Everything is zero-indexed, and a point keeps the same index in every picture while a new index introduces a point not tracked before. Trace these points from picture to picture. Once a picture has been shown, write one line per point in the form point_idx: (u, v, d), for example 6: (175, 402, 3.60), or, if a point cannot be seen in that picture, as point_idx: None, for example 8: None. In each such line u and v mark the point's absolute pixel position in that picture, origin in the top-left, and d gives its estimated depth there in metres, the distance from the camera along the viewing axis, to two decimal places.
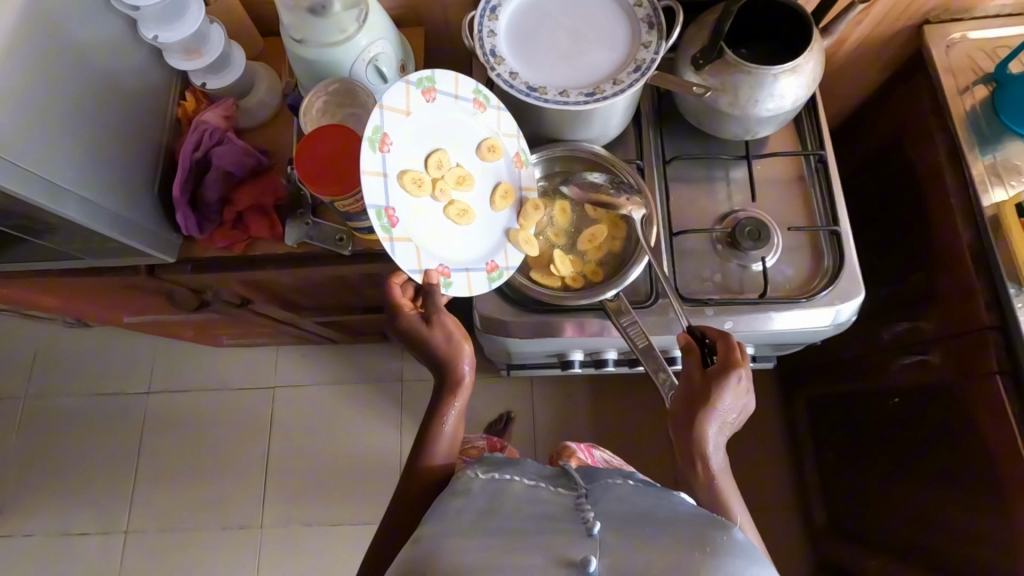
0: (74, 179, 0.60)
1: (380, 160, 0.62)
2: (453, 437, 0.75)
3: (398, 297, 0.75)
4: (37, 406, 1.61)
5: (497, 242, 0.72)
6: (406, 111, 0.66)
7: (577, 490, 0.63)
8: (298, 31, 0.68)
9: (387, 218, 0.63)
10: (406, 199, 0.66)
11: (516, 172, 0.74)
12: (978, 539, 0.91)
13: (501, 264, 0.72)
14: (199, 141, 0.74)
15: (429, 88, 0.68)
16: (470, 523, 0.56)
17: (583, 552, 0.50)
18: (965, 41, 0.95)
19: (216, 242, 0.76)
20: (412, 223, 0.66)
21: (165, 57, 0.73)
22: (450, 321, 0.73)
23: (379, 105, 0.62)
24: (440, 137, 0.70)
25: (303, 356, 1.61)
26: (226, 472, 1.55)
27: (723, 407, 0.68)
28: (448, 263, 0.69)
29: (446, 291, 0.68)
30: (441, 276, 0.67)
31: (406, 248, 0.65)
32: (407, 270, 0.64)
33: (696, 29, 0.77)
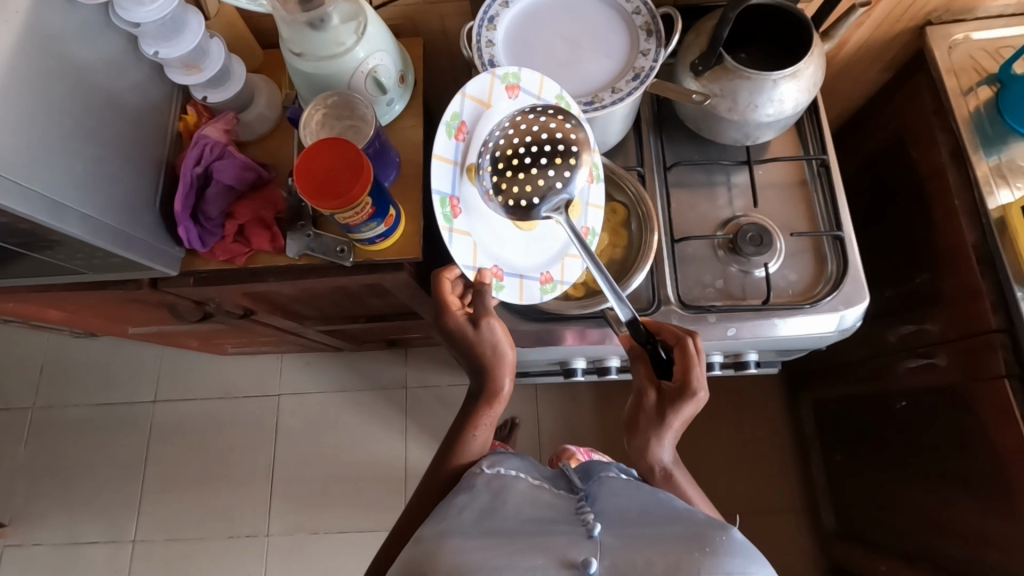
0: (76, 194, 0.60)
1: (453, 147, 0.66)
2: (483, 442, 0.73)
3: (447, 294, 0.69)
4: (45, 417, 1.62)
5: (557, 254, 0.73)
6: (487, 103, 0.67)
7: (576, 492, 0.63)
8: (298, 44, 0.69)
9: (450, 207, 0.67)
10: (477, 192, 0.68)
11: (587, 187, 0.74)
12: (990, 544, 0.89)
13: (556, 277, 0.72)
14: (200, 156, 0.74)
15: (514, 84, 0.68)
16: (473, 522, 0.57)
17: (584, 553, 0.51)
18: (968, 41, 0.94)
19: (218, 255, 0.76)
20: (479, 217, 0.69)
21: (165, 72, 0.74)
22: (499, 329, 0.68)
23: (459, 94, 0.65)
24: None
25: (307, 362, 1.62)
26: (230, 477, 1.56)
27: (677, 416, 0.66)
28: (503, 265, 0.70)
29: (497, 294, 0.69)
30: (493, 276, 0.69)
31: (463, 241, 0.68)
32: (460, 264, 0.67)
33: (695, 35, 0.76)
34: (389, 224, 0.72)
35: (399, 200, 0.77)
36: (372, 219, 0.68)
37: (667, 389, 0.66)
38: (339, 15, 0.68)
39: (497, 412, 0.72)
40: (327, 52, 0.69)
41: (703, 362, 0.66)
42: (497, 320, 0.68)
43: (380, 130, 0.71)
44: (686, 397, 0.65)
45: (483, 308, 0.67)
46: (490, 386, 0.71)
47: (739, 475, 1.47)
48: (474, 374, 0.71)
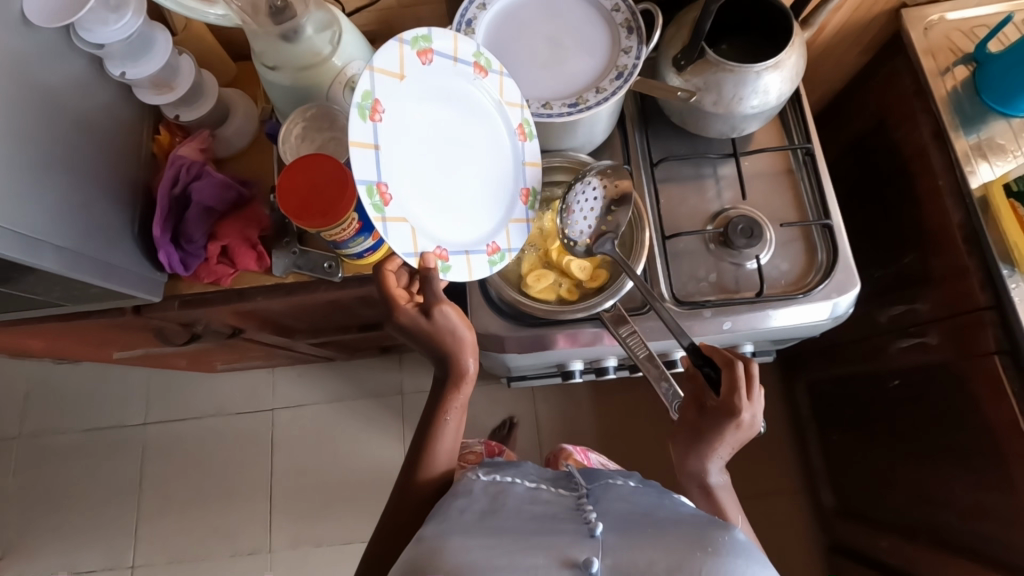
0: (47, 226, 0.58)
1: (370, 130, 0.60)
2: (454, 437, 0.73)
3: (393, 288, 0.67)
4: (33, 447, 1.58)
5: (499, 223, 0.70)
6: (401, 75, 0.63)
7: (577, 492, 0.62)
8: (270, 57, 0.66)
9: (379, 196, 0.60)
10: (399, 174, 0.63)
11: (519, 145, 0.71)
12: (987, 516, 0.91)
13: (503, 246, 0.69)
14: (176, 176, 0.71)
15: (425, 49, 0.64)
16: (472, 522, 0.56)
17: (586, 552, 0.51)
18: (943, 22, 0.94)
19: (202, 277, 0.74)
20: (410, 198, 0.64)
21: (135, 92, 0.71)
22: (452, 312, 0.66)
23: (369, 68, 0.59)
24: (443, 112, 0.67)
25: (299, 374, 1.60)
26: (224, 489, 1.54)
27: (722, 443, 0.69)
28: (446, 245, 0.65)
29: (446, 276, 0.64)
30: (438, 259, 0.64)
31: (399, 229, 0.61)
32: (401, 253, 0.61)
33: (676, 29, 0.76)
34: (377, 239, 0.70)
35: None
36: (359, 234, 0.67)
37: (710, 410, 0.68)
38: (313, 26, 0.66)
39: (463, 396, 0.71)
40: (303, 62, 0.67)
41: (755, 391, 0.66)
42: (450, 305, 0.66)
43: None
44: (729, 427, 0.67)
45: (436, 297, 0.65)
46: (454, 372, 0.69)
47: (737, 460, 1.48)
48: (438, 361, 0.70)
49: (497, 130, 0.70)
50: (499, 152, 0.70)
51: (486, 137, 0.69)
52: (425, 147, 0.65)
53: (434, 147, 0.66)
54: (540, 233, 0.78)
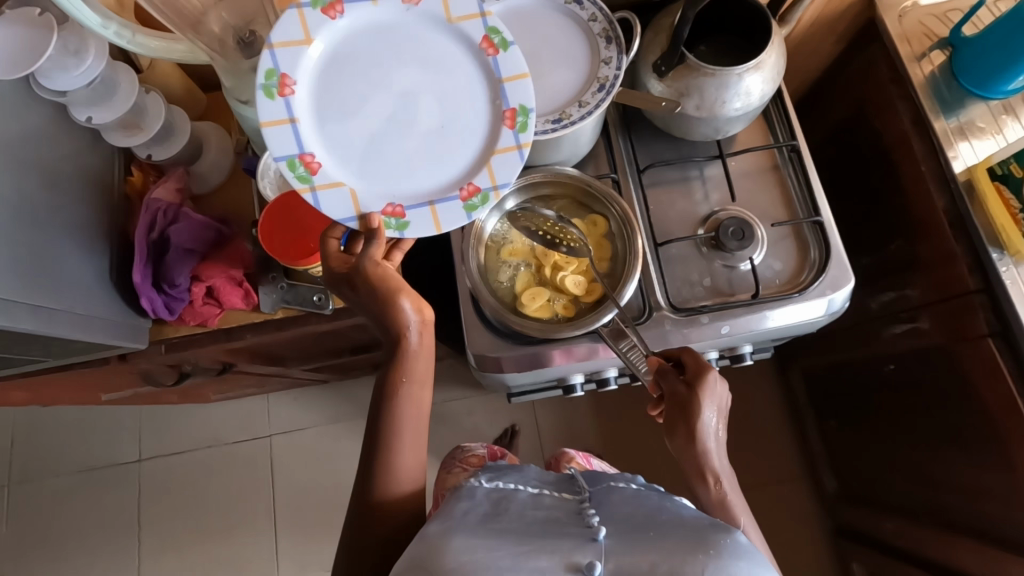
0: (21, 287, 0.55)
1: (282, 106, 0.55)
2: (416, 427, 0.66)
3: (331, 251, 0.62)
4: (24, 492, 1.54)
5: (475, 157, 0.57)
6: (309, 39, 0.56)
7: (580, 495, 0.61)
8: (241, 91, 0.64)
9: (303, 166, 0.55)
10: (333, 139, 0.56)
11: (488, 63, 0.57)
12: (989, 494, 0.92)
13: (483, 185, 0.55)
14: (153, 220, 0.69)
15: (332, 1, 0.55)
16: (474, 523, 0.55)
17: (589, 556, 0.50)
18: (916, 8, 0.95)
19: (188, 320, 0.72)
20: (353, 157, 0.57)
21: (103, 135, 0.69)
22: (387, 274, 0.60)
23: (266, 46, 0.54)
24: (384, 57, 0.58)
25: (294, 398, 1.57)
26: (225, 520, 1.51)
27: (712, 412, 0.66)
28: (401, 199, 0.56)
29: (399, 234, 0.55)
30: (390, 217, 0.55)
31: (334, 195, 0.55)
32: (337, 220, 0.55)
33: (654, 34, 0.75)
34: None
35: None
36: None
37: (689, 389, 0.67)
38: None
39: (412, 368, 0.64)
40: None
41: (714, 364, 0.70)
42: (384, 267, 0.60)
43: None
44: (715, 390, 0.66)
45: (369, 258, 0.59)
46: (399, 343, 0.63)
47: (739, 450, 1.49)
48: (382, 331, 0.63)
49: (456, 56, 0.57)
50: (464, 76, 0.57)
51: (445, 66, 0.57)
52: (367, 98, 0.57)
53: (377, 95, 0.57)
54: (533, 249, 0.77)
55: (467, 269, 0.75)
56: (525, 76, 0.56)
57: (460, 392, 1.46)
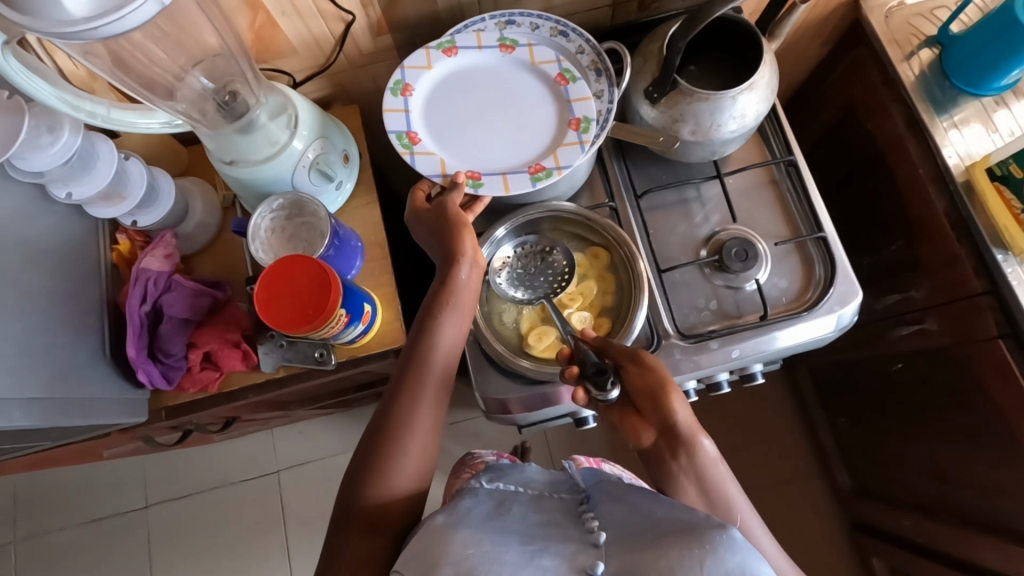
0: (11, 378, 0.53)
1: (401, 101, 0.70)
2: (446, 369, 0.64)
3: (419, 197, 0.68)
4: (30, 549, 1.51)
5: (543, 149, 0.70)
6: (428, 67, 0.72)
7: (579, 496, 0.62)
8: (225, 152, 0.63)
9: (407, 138, 0.70)
10: (432, 128, 0.71)
11: (560, 90, 0.71)
12: (1006, 490, 0.92)
13: (549, 164, 0.68)
14: (144, 292, 0.67)
15: (451, 48, 0.72)
16: (479, 520, 0.54)
17: (592, 557, 0.50)
18: (902, 7, 0.94)
19: (188, 388, 0.70)
20: (444, 138, 0.71)
21: (85, 208, 0.66)
22: (458, 212, 0.65)
23: (399, 64, 0.71)
24: (481, 81, 0.73)
25: (299, 433, 1.55)
26: (237, 562, 1.49)
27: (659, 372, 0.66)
28: (481, 167, 0.69)
29: (475, 191, 0.68)
30: (470, 176, 0.68)
31: (427, 159, 0.69)
32: (428, 175, 0.68)
33: (643, 60, 0.73)
34: (367, 321, 0.67)
35: (370, 288, 0.73)
36: (349, 324, 0.63)
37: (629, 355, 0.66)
38: (266, 113, 0.63)
39: (459, 303, 0.64)
40: (261, 154, 0.64)
41: None
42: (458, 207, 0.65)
43: (336, 226, 0.66)
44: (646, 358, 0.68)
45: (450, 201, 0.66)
46: (449, 276, 0.63)
47: (750, 451, 1.49)
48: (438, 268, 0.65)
49: (535, 85, 0.72)
50: (538, 99, 0.72)
51: (527, 92, 0.72)
52: (467, 107, 0.72)
53: (464, 112, 0.72)
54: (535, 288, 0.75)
55: None
56: (589, 99, 0.70)
57: (467, 415, 1.45)
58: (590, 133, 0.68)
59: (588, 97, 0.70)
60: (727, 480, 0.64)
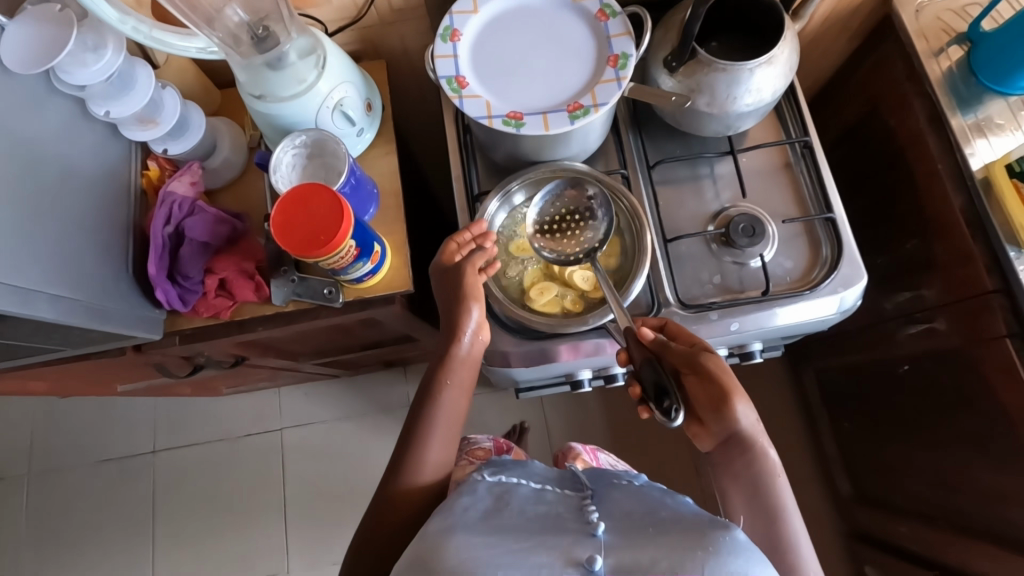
0: (43, 277, 0.57)
1: (451, 47, 0.71)
2: (456, 414, 0.71)
3: (453, 254, 0.72)
4: (42, 483, 1.58)
5: (584, 86, 0.69)
6: (474, 12, 0.73)
7: (582, 491, 0.63)
8: (256, 85, 0.67)
9: (457, 83, 0.70)
10: (478, 71, 0.71)
11: (601, 26, 0.71)
12: (1005, 497, 0.91)
13: (587, 102, 0.67)
14: (169, 215, 0.70)
15: None
16: (476, 521, 0.56)
17: (589, 550, 0.51)
18: (934, 3, 0.93)
19: (202, 312, 0.73)
20: (490, 80, 0.71)
21: (120, 130, 0.70)
22: (473, 282, 0.70)
23: (448, 12, 0.73)
24: (526, 23, 0.73)
25: (304, 394, 1.59)
26: (236, 513, 1.53)
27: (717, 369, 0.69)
28: (523, 107, 0.69)
29: (518, 130, 0.67)
30: (513, 117, 0.68)
31: (475, 102, 0.69)
32: (474, 115, 0.67)
33: (664, 30, 0.75)
34: (376, 261, 0.69)
35: (382, 233, 0.75)
36: (357, 259, 0.66)
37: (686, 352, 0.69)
38: (296, 52, 0.66)
39: (459, 367, 0.71)
40: (288, 90, 0.67)
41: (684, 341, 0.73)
42: (476, 273, 0.70)
43: (354, 166, 0.69)
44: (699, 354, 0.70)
45: (471, 264, 0.70)
46: (452, 343, 0.70)
47: None
48: (445, 331, 0.72)
49: (578, 27, 0.73)
50: (581, 37, 0.72)
51: (570, 32, 0.72)
52: (512, 48, 0.72)
53: (508, 51, 0.72)
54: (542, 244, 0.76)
55: None
56: (628, 34, 0.70)
57: None
58: (628, 67, 0.68)
59: (626, 32, 0.70)
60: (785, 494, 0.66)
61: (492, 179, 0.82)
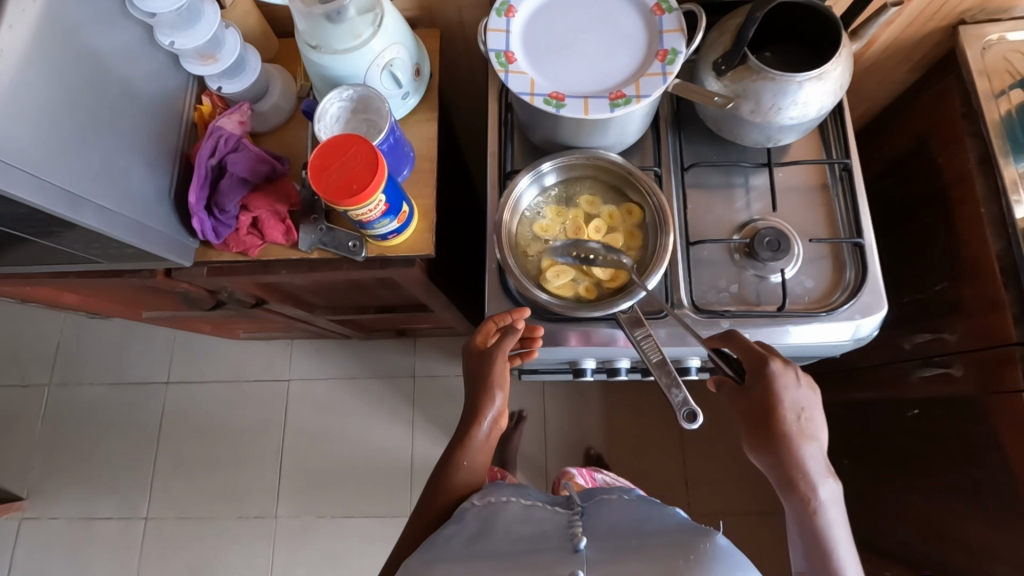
0: (91, 187, 0.61)
1: (504, 22, 0.73)
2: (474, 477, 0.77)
3: (484, 337, 0.76)
4: (61, 396, 1.66)
5: (629, 77, 0.70)
6: None
7: (572, 509, 0.65)
8: (313, 35, 0.69)
9: (505, 58, 0.71)
10: (527, 48, 0.72)
11: (655, 20, 0.72)
12: (995, 554, 0.89)
13: (629, 92, 0.68)
14: (214, 148, 0.73)
15: None
16: (460, 549, 0.59)
17: (570, 567, 0.53)
18: (1002, 43, 0.91)
19: (232, 247, 0.76)
20: (537, 58, 0.72)
21: (181, 62, 0.74)
22: (501, 369, 0.75)
23: None
24: (580, 9, 0.74)
25: (315, 349, 1.63)
26: (235, 454, 1.58)
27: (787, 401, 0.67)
28: (565, 89, 0.70)
29: (558, 111, 0.68)
30: (554, 98, 0.69)
31: (519, 78, 0.70)
32: (517, 91, 0.69)
33: (719, 33, 0.75)
34: (402, 221, 0.71)
35: (412, 195, 0.77)
36: (384, 216, 0.68)
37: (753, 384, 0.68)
38: (355, 8, 0.69)
39: (477, 443, 0.76)
40: (343, 44, 0.69)
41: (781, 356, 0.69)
42: (504, 361, 0.75)
43: (394, 126, 0.70)
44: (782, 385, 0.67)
45: (501, 350, 0.74)
46: (472, 426, 0.76)
47: None
48: (465, 414, 0.78)
49: (632, 17, 0.73)
50: (633, 28, 0.73)
51: (622, 22, 0.73)
52: (562, 31, 0.73)
53: (559, 34, 0.73)
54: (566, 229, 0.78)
55: (497, 239, 0.75)
56: (680, 31, 0.70)
57: None
58: (675, 63, 0.68)
59: (679, 29, 0.70)
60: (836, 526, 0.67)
61: (526, 160, 0.84)
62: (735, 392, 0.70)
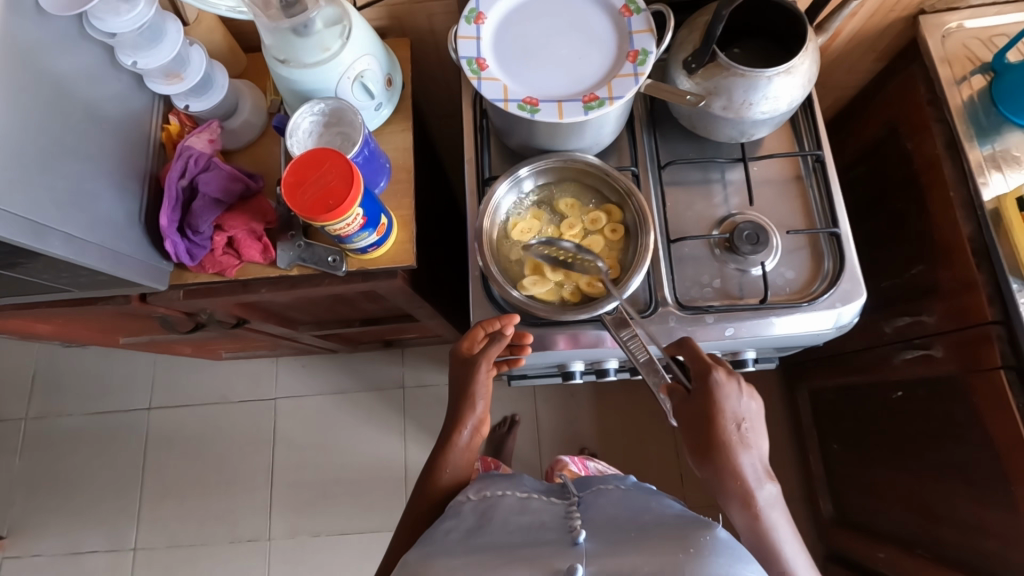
0: (57, 213, 0.59)
1: (474, 29, 0.73)
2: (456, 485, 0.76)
3: (469, 346, 0.76)
4: (38, 429, 1.61)
5: (600, 79, 0.70)
6: None
7: (568, 499, 0.66)
8: (281, 50, 0.68)
9: (477, 64, 0.71)
10: (499, 54, 0.72)
11: (625, 21, 0.72)
12: (985, 529, 0.91)
13: (603, 94, 0.68)
14: (185, 168, 0.72)
15: None
16: (458, 542, 0.58)
17: (570, 560, 0.53)
18: (961, 30, 0.93)
19: (208, 268, 0.75)
20: (509, 64, 0.72)
21: (145, 82, 0.72)
22: (484, 379, 0.75)
23: None
24: (548, 14, 0.74)
25: (301, 366, 1.61)
26: (224, 477, 1.55)
27: (729, 409, 0.67)
28: (539, 94, 0.70)
29: (533, 116, 0.68)
30: (528, 103, 0.68)
31: (492, 85, 0.70)
32: (491, 97, 0.68)
33: (688, 31, 0.75)
34: (382, 233, 0.70)
35: (391, 206, 0.76)
36: (363, 229, 0.67)
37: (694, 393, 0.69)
38: (323, 21, 0.68)
39: (457, 452, 0.76)
40: (312, 58, 0.68)
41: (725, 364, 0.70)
42: (488, 369, 0.75)
43: (368, 137, 0.70)
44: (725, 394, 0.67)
45: (487, 357, 0.74)
46: (453, 434, 0.76)
47: None
48: (448, 421, 0.78)
49: (600, 19, 0.73)
50: (602, 29, 0.73)
51: (591, 24, 0.73)
52: (532, 36, 0.73)
53: (529, 39, 0.73)
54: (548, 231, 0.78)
55: (478, 246, 0.74)
56: (650, 31, 0.71)
57: None
58: (647, 63, 0.69)
59: (649, 29, 0.71)
60: (774, 525, 0.68)
61: (503, 165, 0.83)
62: (680, 402, 0.70)
